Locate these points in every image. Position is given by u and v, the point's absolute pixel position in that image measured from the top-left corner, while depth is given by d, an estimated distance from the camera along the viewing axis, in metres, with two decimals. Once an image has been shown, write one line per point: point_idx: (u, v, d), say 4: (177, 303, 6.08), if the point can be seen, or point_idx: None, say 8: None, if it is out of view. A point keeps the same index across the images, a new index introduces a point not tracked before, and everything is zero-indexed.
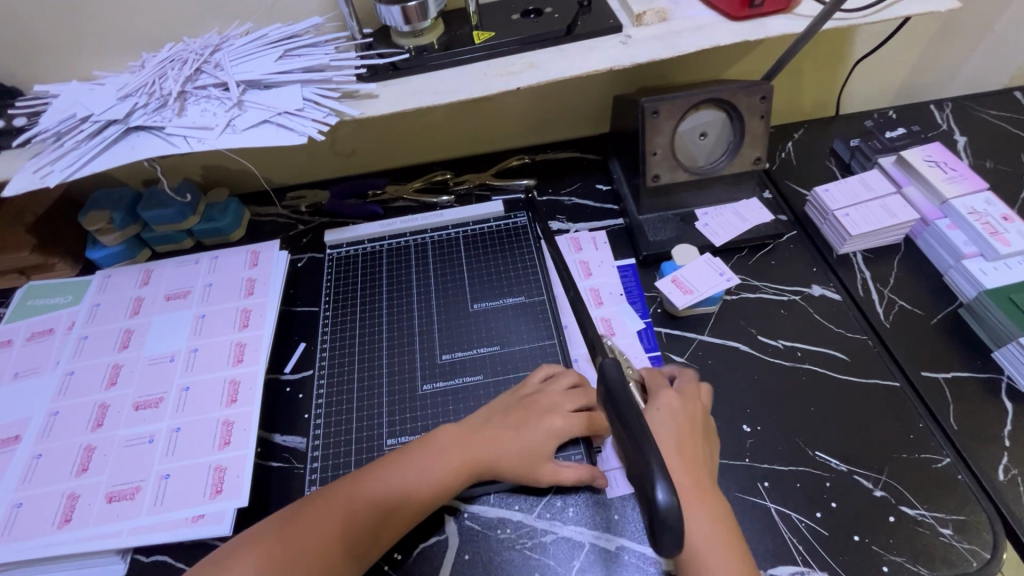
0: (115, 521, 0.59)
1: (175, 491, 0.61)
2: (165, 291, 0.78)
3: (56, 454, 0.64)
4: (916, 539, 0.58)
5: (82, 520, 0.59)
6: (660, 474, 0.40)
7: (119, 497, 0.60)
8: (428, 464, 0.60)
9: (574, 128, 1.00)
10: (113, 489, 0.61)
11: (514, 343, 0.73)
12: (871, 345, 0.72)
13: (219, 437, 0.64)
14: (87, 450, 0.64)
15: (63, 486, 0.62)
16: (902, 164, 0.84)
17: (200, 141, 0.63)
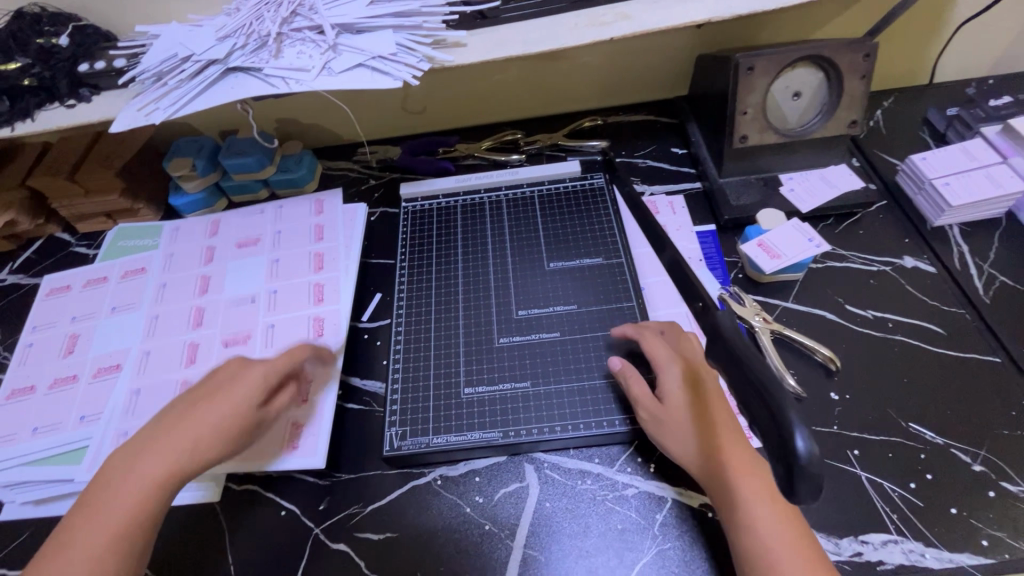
0: None
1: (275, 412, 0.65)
2: (249, 239, 0.80)
3: (151, 390, 0.66)
4: (1018, 516, 0.56)
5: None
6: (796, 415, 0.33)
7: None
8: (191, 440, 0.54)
9: (650, 91, 0.97)
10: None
11: (592, 301, 0.72)
12: (968, 319, 0.69)
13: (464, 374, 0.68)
14: (179, 388, 0.66)
15: None
16: (1008, 133, 0.78)
17: (297, 82, 0.63)
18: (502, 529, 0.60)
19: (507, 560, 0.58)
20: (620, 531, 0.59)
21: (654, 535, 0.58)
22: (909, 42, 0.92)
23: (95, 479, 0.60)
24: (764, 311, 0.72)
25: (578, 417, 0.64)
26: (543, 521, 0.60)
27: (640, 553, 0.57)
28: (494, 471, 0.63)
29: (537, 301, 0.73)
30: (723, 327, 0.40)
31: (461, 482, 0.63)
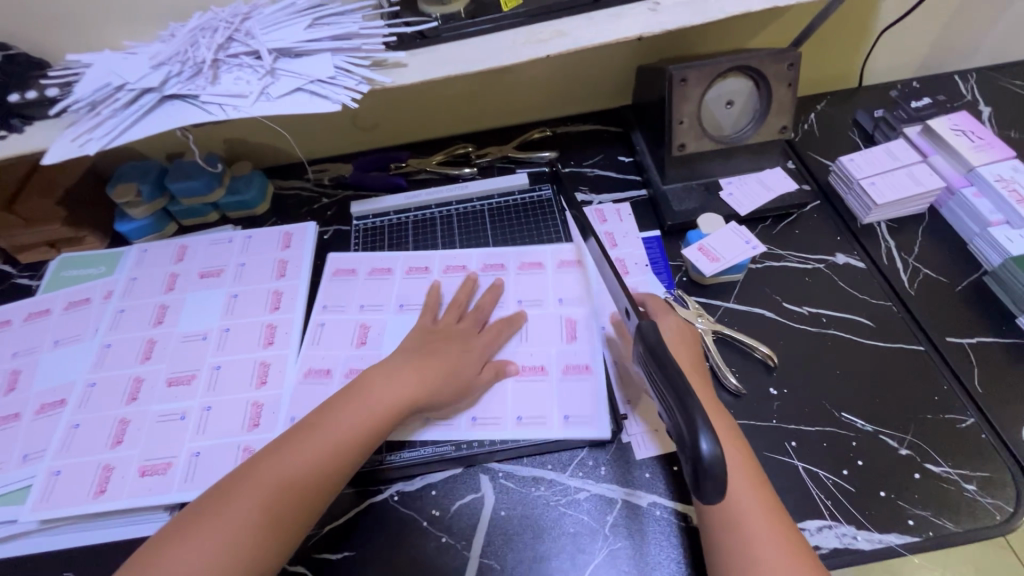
0: (148, 496, 0.60)
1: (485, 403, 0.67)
2: (198, 267, 0.79)
3: (90, 425, 0.65)
4: (941, 495, 0.59)
5: (115, 493, 0.60)
6: (703, 420, 0.36)
7: (151, 472, 0.61)
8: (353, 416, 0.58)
9: (596, 101, 1.00)
10: (147, 463, 0.62)
11: (577, 298, 0.75)
12: (895, 311, 0.73)
13: (566, 330, 0.72)
14: (121, 423, 0.65)
15: (98, 458, 0.62)
16: (928, 134, 0.84)
17: (235, 109, 0.64)
18: (459, 539, 0.61)
19: (464, 570, 0.59)
20: (572, 534, 0.60)
21: (605, 536, 0.60)
22: (837, 48, 0.96)
23: (34, 516, 0.59)
24: (706, 313, 0.75)
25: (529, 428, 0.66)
26: (498, 530, 0.61)
27: (592, 554, 0.59)
28: (449, 483, 0.64)
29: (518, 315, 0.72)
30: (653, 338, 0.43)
31: (418, 497, 0.64)
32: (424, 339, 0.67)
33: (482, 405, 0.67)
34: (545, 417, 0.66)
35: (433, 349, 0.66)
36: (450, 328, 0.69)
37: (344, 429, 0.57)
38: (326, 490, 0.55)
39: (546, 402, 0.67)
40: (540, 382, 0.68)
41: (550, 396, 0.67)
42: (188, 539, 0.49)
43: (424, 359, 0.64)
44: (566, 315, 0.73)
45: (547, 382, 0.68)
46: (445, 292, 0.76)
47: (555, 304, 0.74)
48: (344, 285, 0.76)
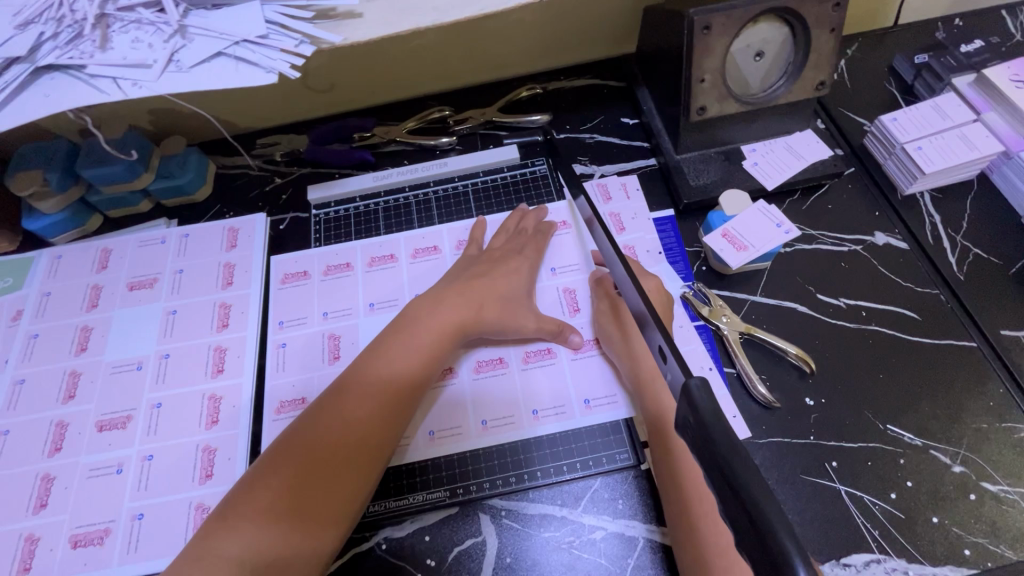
0: (83, 572, 0.50)
1: (483, 405, 0.60)
2: (126, 277, 0.65)
3: (7, 486, 0.54)
4: (1000, 518, 0.53)
5: (43, 572, 0.50)
6: (796, 550, 0.27)
7: (83, 543, 0.51)
8: (428, 327, 0.57)
9: (593, 49, 0.84)
10: (78, 531, 0.51)
11: (574, 265, 0.67)
12: (943, 300, 0.64)
13: (567, 304, 0.65)
14: (44, 481, 0.54)
15: (19, 527, 0.52)
16: (982, 84, 0.71)
17: (136, 85, 0.48)
18: None
19: None
20: None
21: None
22: None
23: None
24: (730, 309, 0.65)
25: (532, 463, 0.57)
26: None
27: None
28: (444, 528, 0.56)
29: (521, 319, 0.60)
30: (706, 409, 0.34)
31: (409, 545, 0.55)
32: (469, 266, 0.64)
33: (490, 406, 0.60)
34: (565, 404, 0.59)
35: (480, 272, 0.63)
36: (498, 252, 0.65)
37: (403, 357, 0.55)
38: (402, 409, 0.53)
39: (549, 400, 0.60)
40: (550, 367, 0.61)
41: (562, 380, 0.60)
42: (275, 459, 0.48)
43: (463, 289, 0.60)
44: (563, 286, 0.66)
45: (558, 365, 0.61)
46: (421, 282, 0.65)
47: (547, 272, 0.66)
48: (298, 291, 0.65)
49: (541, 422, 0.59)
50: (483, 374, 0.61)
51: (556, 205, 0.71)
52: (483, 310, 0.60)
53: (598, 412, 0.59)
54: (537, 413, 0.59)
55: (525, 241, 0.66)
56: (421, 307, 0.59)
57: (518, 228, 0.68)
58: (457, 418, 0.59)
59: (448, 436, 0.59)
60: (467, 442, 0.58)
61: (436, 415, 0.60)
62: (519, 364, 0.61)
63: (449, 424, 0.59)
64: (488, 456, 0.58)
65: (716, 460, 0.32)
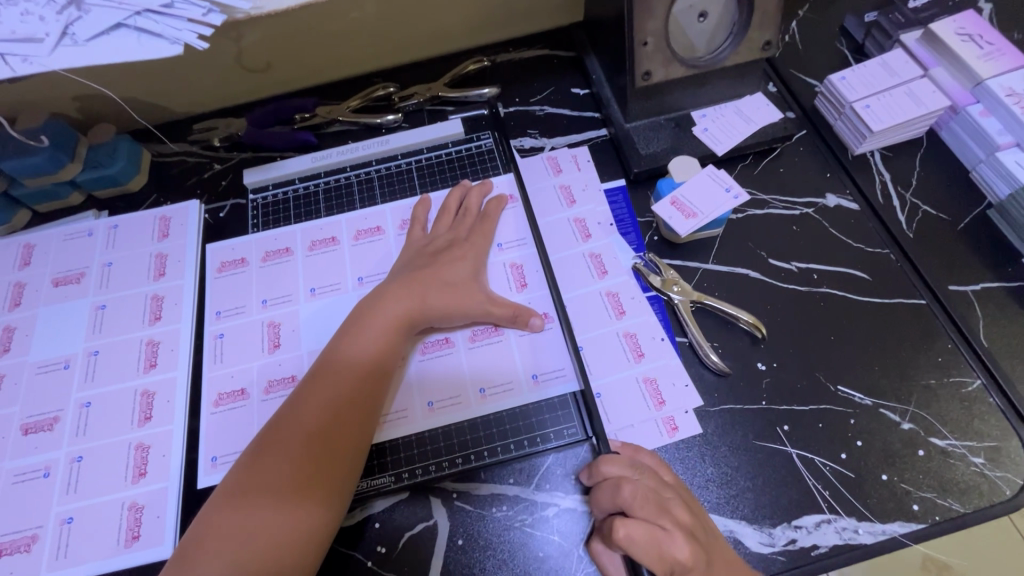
0: None
1: (427, 389, 0.58)
2: (51, 273, 0.62)
3: None
4: (947, 472, 0.53)
5: None
6: None
7: (9, 551, 0.48)
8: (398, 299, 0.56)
9: (539, 18, 0.82)
10: (3, 539, 0.49)
11: (519, 240, 0.66)
12: (893, 259, 0.64)
13: (514, 280, 0.63)
14: None
15: None
16: (928, 40, 0.71)
17: (26, 61, 0.45)
18: None
19: None
20: (543, 559, 0.52)
21: (580, 556, 0.52)
22: None
23: None
24: (682, 279, 0.64)
25: (483, 441, 0.56)
26: (457, 563, 0.52)
27: None
28: (395, 513, 0.54)
29: (468, 299, 0.58)
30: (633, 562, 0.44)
31: (354, 534, 0.54)
32: (414, 256, 0.61)
33: (435, 387, 0.58)
34: (511, 380, 0.58)
35: (423, 264, 0.60)
36: (442, 235, 0.63)
37: (371, 338, 0.54)
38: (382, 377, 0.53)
39: (495, 380, 0.58)
40: (497, 346, 0.59)
41: (509, 358, 0.59)
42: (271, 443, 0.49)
43: (409, 281, 0.58)
44: (510, 262, 0.64)
45: (505, 342, 0.60)
46: (365, 263, 0.63)
47: (495, 250, 0.65)
48: (236, 279, 0.62)
49: (489, 400, 0.57)
50: (428, 356, 0.59)
51: (503, 178, 0.70)
52: (429, 297, 0.57)
53: (542, 390, 0.57)
54: (484, 392, 0.58)
55: (470, 221, 0.65)
56: (374, 293, 0.57)
57: (461, 207, 0.66)
58: (404, 403, 0.57)
59: (393, 421, 0.57)
60: (411, 426, 0.57)
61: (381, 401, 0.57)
62: (463, 345, 0.60)
63: (394, 411, 0.57)
64: (433, 438, 0.56)
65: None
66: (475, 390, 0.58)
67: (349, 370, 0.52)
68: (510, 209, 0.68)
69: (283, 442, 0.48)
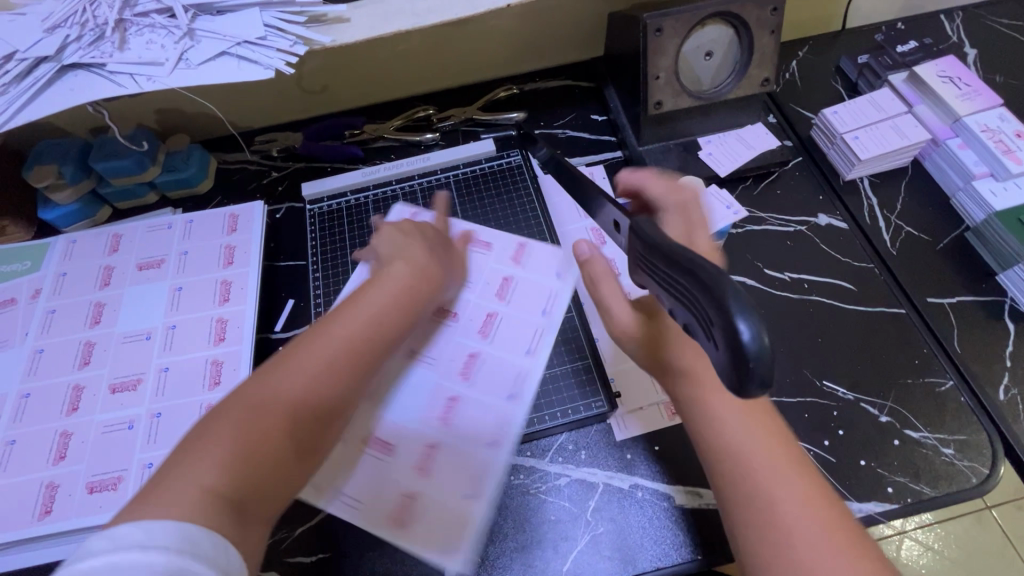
0: (98, 513, 0.56)
1: (465, 426, 0.60)
2: (136, 258, 0.72)
3: (28, 442, 0.59)
4: (919, 460, 0.59)
5: (63, 513, 0.56)
6: (739, 301, 0.31)
7: (98, 489, 0.57)
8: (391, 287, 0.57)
9: (564, 52, 0.92)
10: (94, 479, 0.57)
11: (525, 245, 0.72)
12: (877, 273, 0.71)
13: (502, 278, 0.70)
14: (62, 436, 0.60)
15: (39, 476, 0.58)
16: (913, 81, 0.79)
17: (150, 80, 0.55)
18: None
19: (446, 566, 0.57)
20: (554, 522, 0.59)
21: (587, 522, 0.58)
22: None
23: None
24: None
25: None
26: None
27: (573, 542, 0.58)
28: None
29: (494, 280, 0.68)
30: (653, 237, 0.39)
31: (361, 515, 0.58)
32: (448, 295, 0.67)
33: (492, 382, 0.63)
34: (537, 329, 0.66)
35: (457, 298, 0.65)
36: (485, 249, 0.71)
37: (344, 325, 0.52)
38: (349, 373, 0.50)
39: (521, 385, 0.62)
40: (521, 289, 0.69)
41: (518, 325, 0.67)
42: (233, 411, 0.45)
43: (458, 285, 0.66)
44: (519, 241, 0.73)
45: (503, 317, 0.67)
46: None
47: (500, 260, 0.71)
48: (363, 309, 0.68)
49: (536, 356, 0.64)
50: (449, 372, 0.64)
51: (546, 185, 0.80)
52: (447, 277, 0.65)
53: (540, 357, 0.64)
54: (512, 398, 0.62)
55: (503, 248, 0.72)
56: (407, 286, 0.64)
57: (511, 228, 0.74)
58: (427, 454, 0.59)
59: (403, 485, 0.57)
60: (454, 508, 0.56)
61: (416, 459, 0.58)
62: (489, 339, 0.66)
63: (436, 509, 0.56)
64: (489, 479, 0.57)
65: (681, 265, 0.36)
66: (502, 398, 0.62)
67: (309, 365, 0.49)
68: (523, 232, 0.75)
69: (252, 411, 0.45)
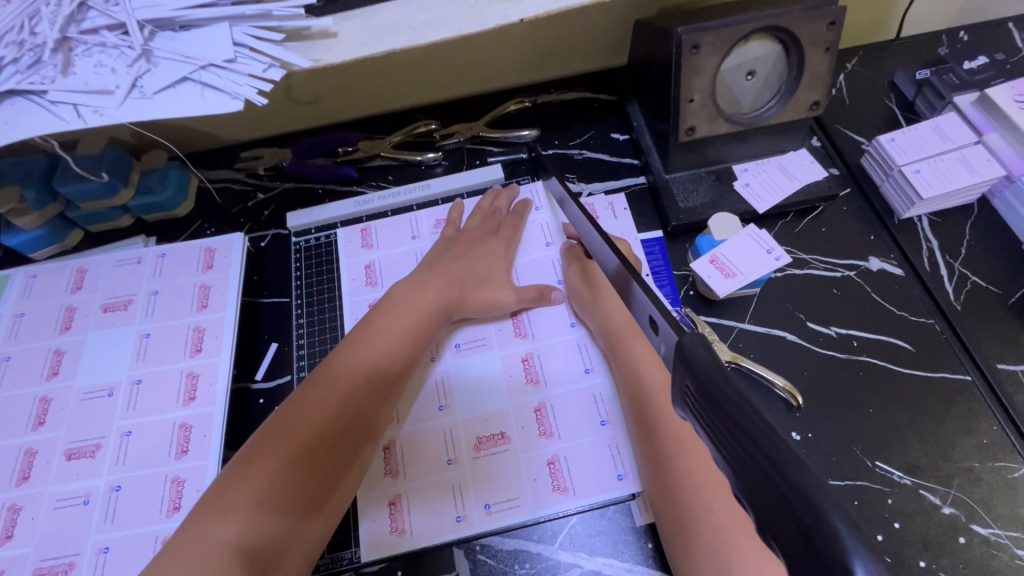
0: None
1: (566, 420, 0.58)
2: (101, 299, 0.64)
3: None
4: (988, 564, 0.51)
5: None
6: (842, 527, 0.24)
7: None
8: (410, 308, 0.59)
9: (582, 61, 0.82)
10: (43, 564, 0.51)
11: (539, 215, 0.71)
12: (938, 331, 0.62)
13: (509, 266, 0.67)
14: (11, 511, 0.53)
15: None
16: (984, 104, 0.69)
17: (98, 112, 0.47)
18: None
19: None
20: None
21: None
22: None
23: None
24: (718, 337, 0.63)
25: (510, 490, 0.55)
26: None
27: None
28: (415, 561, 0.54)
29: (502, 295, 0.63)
30: (709, 373, 0.30)
31: (347, 557, 0.54)
32: (447, 248, 0.66)
33: (557, 378, 0.60)
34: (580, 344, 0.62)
35: (456, 255, 0.65)
36: (474, 233, 0.67)
37: (374, 351, 0.56)
38: (375, 394, 0.54)
39: (606, 407, 0.58)
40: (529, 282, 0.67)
41: (563, 346, 0.62)
42: (271, 441, 0.49)
43: (446, 271, 0.63)
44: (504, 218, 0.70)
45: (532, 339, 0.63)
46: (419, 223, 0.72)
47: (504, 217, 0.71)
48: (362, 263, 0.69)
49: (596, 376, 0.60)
50: (514, 381, 0.60)
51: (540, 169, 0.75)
52: (465, 291, 0.62)
53: (604, 373, 0.60)
54: (605, 423, 0.57)
55: (500, 221, 0.69)
56: (398, 293, 0.61)
57: (492, 209, 0.70)
58: (480, 445, 0.57)
59: (456, 482, 0.56)
60: (577, 497, 0.55)
61: (534, 466, 0.56)
62: (530, 337, 0.63)
63: (504, 494, 0.55)
64: (627, 452, 0.56)
65: (755, 454, 0.27)
66: (596, 426, 0.57)
67: (341, 387, 0.53)
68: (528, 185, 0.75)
69: (287, 439, 0.49)
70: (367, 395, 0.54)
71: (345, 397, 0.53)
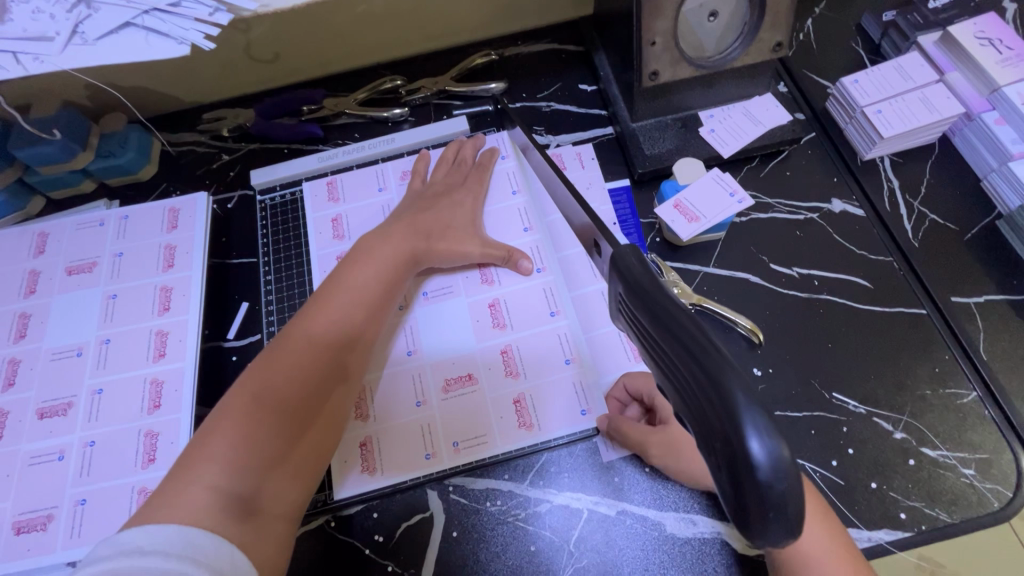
0: (25, 557, 0.50)
1: (531, 360, 0.59)
2: (65, 262, 0.64)
3: None
4: (936, 482, 0.54)
5: None
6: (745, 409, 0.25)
7: (26, 529, 0.51)
8: (378, 261, 0.59)
9: (549, 11, 0.81)
10: (21, 518, 0.52)
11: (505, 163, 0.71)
12: (897, 268, 0.64)
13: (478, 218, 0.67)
14: None
15: None
16: (946, 43, 0.69)
17: (37, 60, 0.45)
18: (407, 567, 0.53)
19: None
20: (534, 554, 0.53)
21: (570, 553, 0.53)
22: None
23: None
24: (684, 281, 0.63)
25: (481, 431, 0.57)
26: (450, 554, 0.53)
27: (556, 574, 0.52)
28: (392, 501, 0.56)
29: (462, 251, 0.62)
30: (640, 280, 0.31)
31: (321, 500, 0.55)
32: (415, 201, 0.66)
33: (521, 318, 0.61)
34: (545, 288, 0.63)
35: (424, 207, 0.64)
36: (438, 185, 0.67)
37: (347, 305, 0.56)
38: (350, 348, 0.55)
39: (570, 345, 0.59)
40: (493, 227, 0.67)
41: (532, 293, 0.62)
42: (252, 395, 0.48)
43: (410, 223, 0.62)
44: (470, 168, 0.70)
45: (498, 285, 0.63)
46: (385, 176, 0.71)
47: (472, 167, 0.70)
48: (329, 218, 0.69)
49: (560, 318, 0.61)
50: (481, 326, 0.61)
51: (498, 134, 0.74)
52: (432, 240, 0.62)
53: (568, 316, 0.61)
54: (569, 361, 0.59)
55: (466, 174, 0.69)
56: (361, 249, 0.60)
57: (457, 158, 0.70)
58: (447, 387, 0.58)
59: (424, 423, 0.57)
60: (541, 434, 0.56)
61: (502, 404, 0.57)
62: (496, 283, 0.63)
63: (473, 432, 0.57)
64: (589, 389, 0.57)
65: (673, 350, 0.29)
66: (560, 363, 0.59)
67: (317, 341, 0.53)
68: (494, 136, 0.74)
69: (268, 393, 0.49)
70: (343, 349, 0.54)
71: (322, 351, 0.53)
